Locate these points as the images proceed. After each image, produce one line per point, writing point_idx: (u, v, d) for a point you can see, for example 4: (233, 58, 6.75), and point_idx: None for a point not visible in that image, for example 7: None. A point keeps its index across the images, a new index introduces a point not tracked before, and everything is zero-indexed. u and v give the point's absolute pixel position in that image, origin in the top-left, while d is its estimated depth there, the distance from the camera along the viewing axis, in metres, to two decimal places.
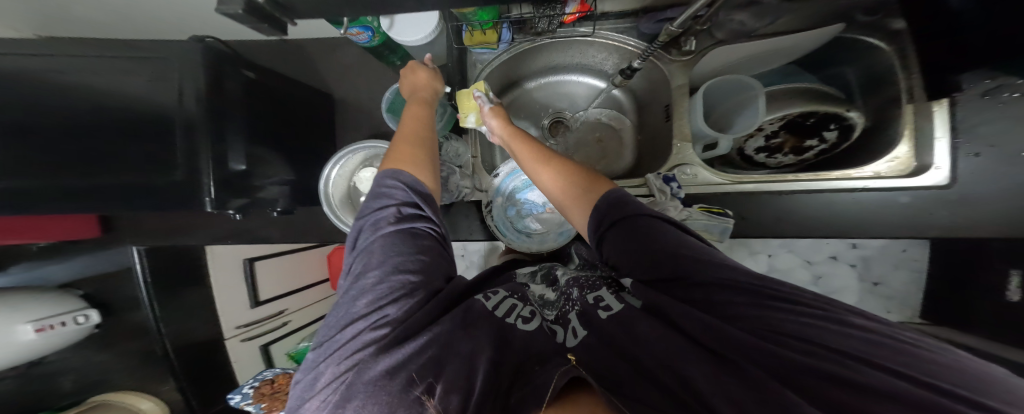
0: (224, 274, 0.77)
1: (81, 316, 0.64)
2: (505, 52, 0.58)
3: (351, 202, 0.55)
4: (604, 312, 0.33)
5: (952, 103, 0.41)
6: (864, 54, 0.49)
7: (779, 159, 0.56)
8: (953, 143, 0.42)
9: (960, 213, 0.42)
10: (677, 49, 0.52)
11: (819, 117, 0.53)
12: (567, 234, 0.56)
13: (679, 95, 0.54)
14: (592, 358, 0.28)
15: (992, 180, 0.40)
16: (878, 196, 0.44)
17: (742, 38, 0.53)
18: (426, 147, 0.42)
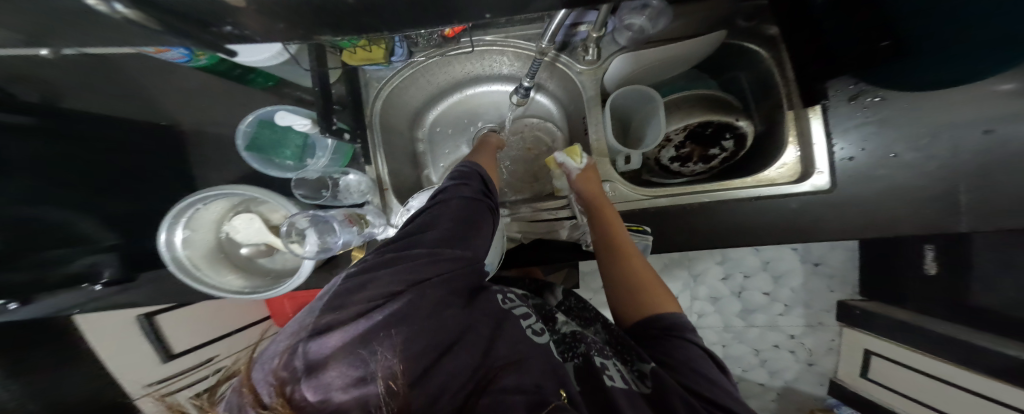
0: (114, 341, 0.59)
1: None
2: (404, 67, 0.52)
3: (229, 254, 0.48)
4: (608, 379, 0.33)
5: (825, 109, 0.43)
6: (750, 61, 0.52)
7: (693, 168, 0.57)
8: (828, 148, 0.43)
9: (846, 215, 0.43)
10: (583, 57, 0.50)
11: (715, 127, 0.55)
12: (489, 267, 0.50)
13: (592, 106, 0.51)
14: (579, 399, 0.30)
15: (866, 183, 0.43)
16: (773, 203, 0.45)
17: (641, 45, 0.50)
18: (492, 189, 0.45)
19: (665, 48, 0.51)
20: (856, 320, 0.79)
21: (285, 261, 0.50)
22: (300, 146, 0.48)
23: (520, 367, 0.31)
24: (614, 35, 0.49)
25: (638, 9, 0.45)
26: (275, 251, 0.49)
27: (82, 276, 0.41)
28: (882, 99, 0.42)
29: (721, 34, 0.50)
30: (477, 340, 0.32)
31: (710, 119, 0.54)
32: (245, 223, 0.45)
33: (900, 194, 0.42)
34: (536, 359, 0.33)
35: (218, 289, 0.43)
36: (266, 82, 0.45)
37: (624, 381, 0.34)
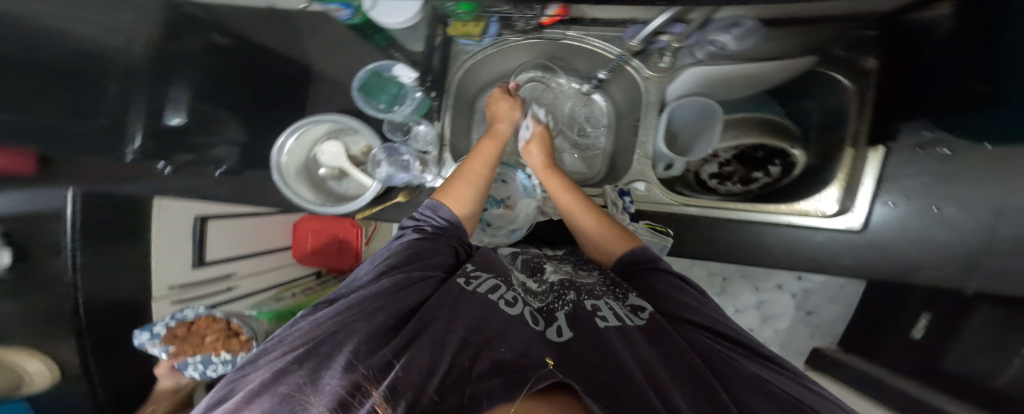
0: (169, 232, 0.60)
1: None
2: (489, 46, 0.60)
3: (308, 173, 0.58)
4: (601, 321, 0.37)
5: (887, 152, 0.46)
6: (832, 91, 0.55)
7: (728, 187, 0.64)
8: (876, 191, 0.47)
9: (862, 255, 0.48)
10: (655, 64, 0.55)
11: (767, 151, 0.65)
12: (518, 232, 0.63)
13: (648, 111, 0.57)
14: (569, 356, 0.32)
15: (898, 230, 0.46)
16: (800, 232, 0.49)
17: (722, 60, 0.54)
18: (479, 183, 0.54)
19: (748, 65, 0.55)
20: (823, 366, 0.77)
21: (348, 188, 0.58)
22: (394, 95, 0.59)
23: (493, 351, 0.31)
24: (694, 48, 0.53)
25: (728, 27, 0.49)
26: (344, 177, 0.58)
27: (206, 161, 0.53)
28: (950, 152, 0.44)
29: (810, 60, 0.55)
30: (441, 322, 0.35)
31: (764, 143, 0.65)
32: (334, 149, 0.57)
33: (915, 251, 0.46)
34: (513, 332, 0.34)
35: (295, 195, 0.52)
36: (381, 41, 0.57)
37: (616, 318, 0.38)
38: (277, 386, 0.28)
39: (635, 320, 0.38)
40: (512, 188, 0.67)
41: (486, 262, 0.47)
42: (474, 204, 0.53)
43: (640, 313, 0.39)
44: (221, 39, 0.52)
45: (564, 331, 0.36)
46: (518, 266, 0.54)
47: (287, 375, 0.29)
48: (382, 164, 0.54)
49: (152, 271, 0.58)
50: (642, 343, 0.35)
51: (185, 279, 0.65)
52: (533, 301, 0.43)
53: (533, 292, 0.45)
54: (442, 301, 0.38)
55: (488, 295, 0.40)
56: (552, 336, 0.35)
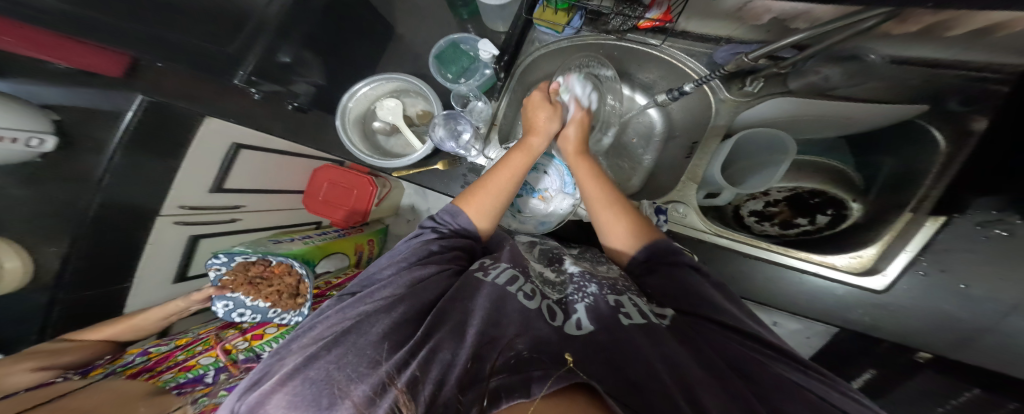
0: (203, 152, 0.63)
1: (34, 140, 0.56)
2: (566, 39, 0.61)
3: (364, 122, 0.68)
4: (624, 318, 0.35)
5: (946, 222, 0.48)
6: (921, 146, 0.53)
7: (765, 227, 0.64)
8: (915, 258, 0.49)
9: (869, 314, 0.51)
10: (738, 87, 0.55)
11: (822, 199, 0.64)
12: (546, 225, 0.67)
13: (712, 136, 0.59)
14: (587, 350, 0.31)
15: (916, 298, 0.50)
16: (822, 282, 0.53)
17: (815, 94, 0.54)
18: (499, 201, 0.50)
19: (829, 103, 0.55)
20: None
21: (393, 145, 0.71)
22: (464, 67, 0.66)
23: (512, 344, 0.30)
24: (791, 77, 0.51)
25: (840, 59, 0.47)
26: (394, 134, 0.70)
27: (291, 95, 0.60)
28: (1008, 234, 0.49)
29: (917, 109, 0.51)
30: (459, 315, 0.35)
31: (825, 190, 0.65)
32: (393, 105, 0.66)
33: (925, 319, 0.50)
34: (528, 328, 0.33)
35: (347, 142, 0.60)
36: (464, 14, 0.67)
37: (641, 315, 0.35)
38: (307, 370, 0.28)
39: (660, 319, 0.36)
40: (551, 180, 0.68)
41: (513, 257, 0.47)
42: (495, 215, 0.51)
43: (666, 315, 0.37)
44: None
45: (583, 325, 0.35)
46: (536, 255, 0.55)
47: (314, 358, 0.29)
48: (439, 127, 0.60)
49: (171, 188, 0.61)
50: (670, 341, 0.33)
51: (197, 201, 0.66)
52: (550, 292, 0.41)
53: (551, 283, 0.44)
54: (464, 297, 0.37)
55: (505, 287, 0.39)
56: (570, 329, 0.34)
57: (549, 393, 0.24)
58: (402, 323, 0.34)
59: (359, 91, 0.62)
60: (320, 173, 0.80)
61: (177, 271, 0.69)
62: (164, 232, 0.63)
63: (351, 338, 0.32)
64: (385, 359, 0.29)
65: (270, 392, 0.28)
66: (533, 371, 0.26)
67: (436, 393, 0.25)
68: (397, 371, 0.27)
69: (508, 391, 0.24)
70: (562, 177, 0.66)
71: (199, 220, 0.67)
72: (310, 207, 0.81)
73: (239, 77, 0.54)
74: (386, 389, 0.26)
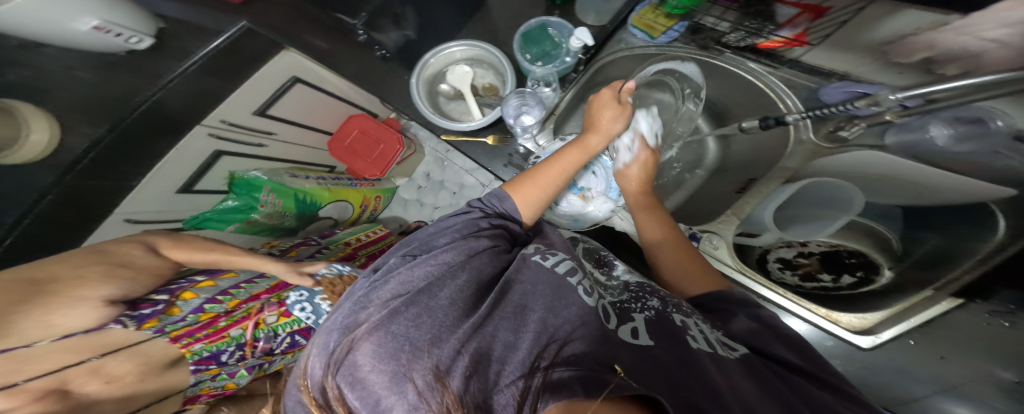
0: (262, 81, 0.55)
1: (138, 38, 0.46)
2: (656, 47, 0.63)
3: (432, 81, 0.71)
4: (692, 341, 0.32)
5: (960, 304, 0.50)
6: (975, 234, 0.50)
7: (788, 275, 0.67)
8: (910, 329, 0.52)
9: (846, 367, 0.57)
10: (827, 132, 0.56)
11: (858, 261, 0.65)
12: (579, 224, 0.73)
13: (773, 178, 0.61)
14: (649, 364, 0.27)
15: (895, 365, 0.54)
16: (814, 330, 0.58)
17: (904, 156, 0.52)
18: (544, 193, 0.51)
19: (908, 164, 0.52)
20: None
21: (450, 109, 0.73)
22: (546, 51, 0.66)
23: (577, 337, 0.28)
24: (890, 132, 0.52)
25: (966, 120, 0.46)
26: (455, 99, 0.72)
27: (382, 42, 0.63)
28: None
29: (1000, 193, 0.46)
30: (514, 301, 0.32)
31: (867, 252, 0.64)
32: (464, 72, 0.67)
33: (897, 386, 0.55)
34: (585, 326, 0.30)
35: (415, 94, 0.64)
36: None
37: (707, 342, 0.32)
38: (376, 323, 0.27)
39: (727, 352, 0.33)
40: (595, 179, 0.68)
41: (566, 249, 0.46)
42: (540, 209, 0.52)
43: (731, 350, 0.33)
44: None
45: (640, 336, 0.32)
46: (585, 256, 0.57)
47: (383, 313, 0.28)
48: (513, 98, 0.64)
49: (219, 102, 0.51)
50: (743, 379, 0.29)
51: (239, 120, 0.55)
52: (607, 295, 0.41)
53: (606, 288, 0.44)
54: (523, 279, 0.35)
55: (565, 276, 0.36)
56: (625, 336, 0.31)
57: (608, 399, 0.20)
58: (462, 293, 0.32)
59: (446, 48, 0.67)
60: (353, 120, 0.78)
61: (189, 182, 0.54)
62: (192, 144, 0.50)
63: (413, 299, 0.30)
64: (448, 327, 0.27)
65: (338, 339, 0.27)
66: (587, 373, 0.22)
67: (502, 374, 0.23)
68: (454, 354, 0.24)
69: (564, 388, 0.21)
70: (608, 180, 0.67)
71: (230, 138, 0.55)
72: (335, 152, 0.79)
73: None
74: (453, 362, 0.24)
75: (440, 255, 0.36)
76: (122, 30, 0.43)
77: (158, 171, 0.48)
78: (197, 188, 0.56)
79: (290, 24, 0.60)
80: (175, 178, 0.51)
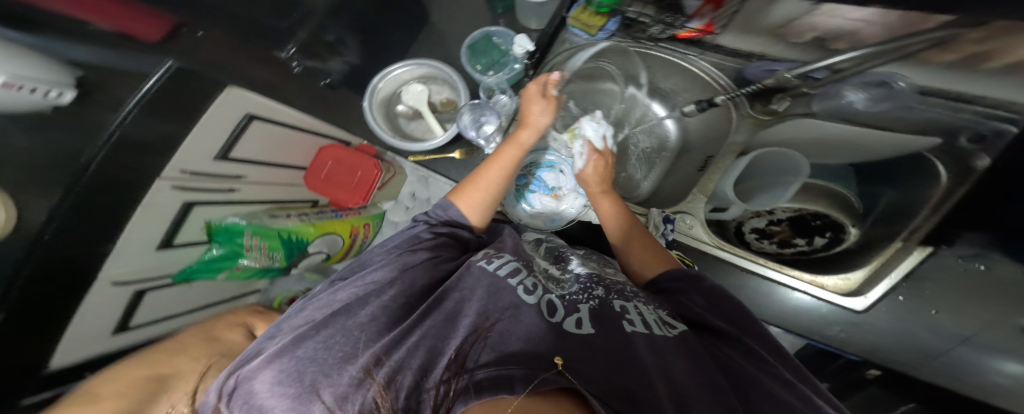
0: (215, 123, 0.47)
1: (54, 91, 0.38)
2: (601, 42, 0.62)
3: (388, 104, 0.69)
4: (627, 325, 0.37)
5: (932, 253, 0.52)
6: (926, 179, 0.55)
7: (764, 244, 0.70)
8: (896, 285, 0.54)
9: (846, 330, 0.56)
10: (764, 105, 0.59)
11: (823, 222, 0.69)
12: (557, 222, 0.71)
13: (726, 153, 0.63)
14: (584, 352, 0.33)
15: (893, 322, 0.55)
16: (807, 299, 0.57)
17: (841, 118, 0.57)
18: (486, 194, 0.53)
19: (857, 127, 0.58)
20: None
21: (412, 129, 0.71)
22: (494, 60, 0.68)
23: (501, 337, 0.33)
24: (815, 100, 0.56)
25: (873, 84, 0.52)
26: (415, 119, 0.71)
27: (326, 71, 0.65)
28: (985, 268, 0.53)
29: (929, 142, 0.54)
30: (450, 305, 0.38)
31: (830, 213, 0.69)
32: (419, 90, 0.68)
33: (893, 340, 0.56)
34: (524, 324, 0.35)
35: (372, 121, 0.63)
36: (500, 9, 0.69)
37: (643, 324, 0.38)
38: (295, 349, 0.32)
39: (665, 331, 0.38)
40: (565, 179, 0.70)
41: (516, 250, 0.49)
42: (486, 211, 0.54)
43: (672, 328, 0.39)
44: None
45: (584, 325, 0.37)
46: (542, 254, 0.59)
47: (304, 338, 0.33)
48: (465, 112, 0.62)
49: (173, 157, 0.45)
50: (670, 353, 0.35)
51: (201, 168, 0.50)
52: (553, 288, 0.44)
53: (556, 281, 0.47)
54: (465, 285, 0.40)
55: (504, 277, 0.41)
56: (570, 328, 0.36)
57: (533, 392, 0.26)
58: (386, 309, 0.37)
59: (393, 71, 0.66)
60: (327, 149, 0.75)
61: (168, 236, 0.51)
62: (159, 198, 0.46)
63: (335, 322, 0.36)
64: (369, 342, 0.33)
65: (261, 367, 0.31)
66: (515, 371, 0.28)
67: (420, 376, 0.29)
68: (378, 360, 0.31)
69: (492, 388, 0.26)
70: (574, 178, 0.68)
71: (198, 188, 0.51)
72: (314, 187, 0.77)
73: None
74: (368, 373, 0.29)
75: (372, 277, 0.42)
76: (37, 85, 0.36)
77: (128, 237, 0.44)
78: (180, 242, 0.54)
79: (231, 56, 0.52)
80: (151, 237, 0.48)
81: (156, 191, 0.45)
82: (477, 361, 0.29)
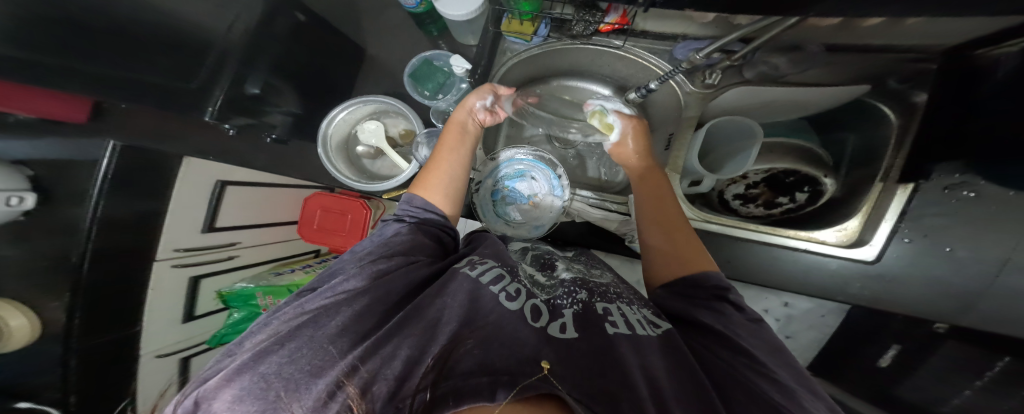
0: (188, 191, 0.67)
1: None
2: (537, 47, 0.62)
3: (346, 147, 0.68)
4: (610, 327, 0.36)
5: (915, 189, 0.52)
6: (873, 122, 0.61)
7: (750, 208, 0.72)
8: (895, 227, 0.53)
9: (870, 286, 0.54)
10: (700, 80, 0.58)
11: (798, 178, 0.71)
12: (541, 229, 0.65)
13: (686, 126, 0.61)
14: (570, 356, 0.31)
15: (914, 265, 0.53)
16: (816, 258, 0.56)
17: (768, 83, 0.58)
18: (446, 180, 0.52)
19: (789, 90, 0.61)
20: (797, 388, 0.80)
21: (379, 167, 0.70)
22: (440, 83, 0.68)
23: (484, 343, 0.29)
24: (743, 68, 0.56)
25: (782, 50, 0.53)
26: (378, 157, 0.69)
27: (266, 127, 0.62)
28: (975, 195, 0.51)
29: (862, 88, 0.59)
30: (435, 306, 0.34)
31: (797, 169, 0.71)
32: (374, 127, 0.65)
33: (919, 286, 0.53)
34: (508, 328, 0.32)
35: (336, 171, 0.61)
36: (434, 31, 0.69)
37: (626, 325, 0.37)
38: (257, 365, 0.27)
39: (649, 330, 0.37)
40: (539, 184, 0.68)
41: (497, 256, 0.46)
42: (451, 196, 0.53)
43: (656, 327, 0.38)
44: (302, 18, 0.61)
45: (568, 329, 0.35)
46: (528, 260, 0.55)
47: (268, 352, 0.28)
48: (422, 146, 0.64)
49: (162, 234, 0.65)
50: (654, 355, 0.33)
51: (191, 243, 0.70)
52: (538, 293, 0.41)
53: (541, 285, 0.44)
54: (447, 292, 0.36)
55: (486, 283, 0.38)
56: (554, 332, 0.34)
57: (514, 400, 0.24)
58: (362, 316, 0.32)
59: (338, 116, 0.63)
60: (313, 199, 0.78)
61: (186, 311, 0.74)
62: (162, 277, 0.67)
63: (303, 332, 0.30)
64: (342, 355, 0.28)
65: (217, 388, 0.26)
66: (499, 377, 0.25)
67: (397, 388, 0.25)
68: (353, 372, 0.26)
69: (471, 395, 0.23)
70: (548, 180, 0.67)
71: (192, 262, 0.71)
72: (308, 238, 0.79)
73: (207, 115, 0.54)
74: (342, 388, 0.25)
75: (342, 283, 0.36)
76: None
77: (148, 307, 0.66)
78: (198, 313, 0.76)
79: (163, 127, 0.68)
80: (170, 309, 0.71)
81: (156, 269, 0.65)
82: (457, 368, 0.26)
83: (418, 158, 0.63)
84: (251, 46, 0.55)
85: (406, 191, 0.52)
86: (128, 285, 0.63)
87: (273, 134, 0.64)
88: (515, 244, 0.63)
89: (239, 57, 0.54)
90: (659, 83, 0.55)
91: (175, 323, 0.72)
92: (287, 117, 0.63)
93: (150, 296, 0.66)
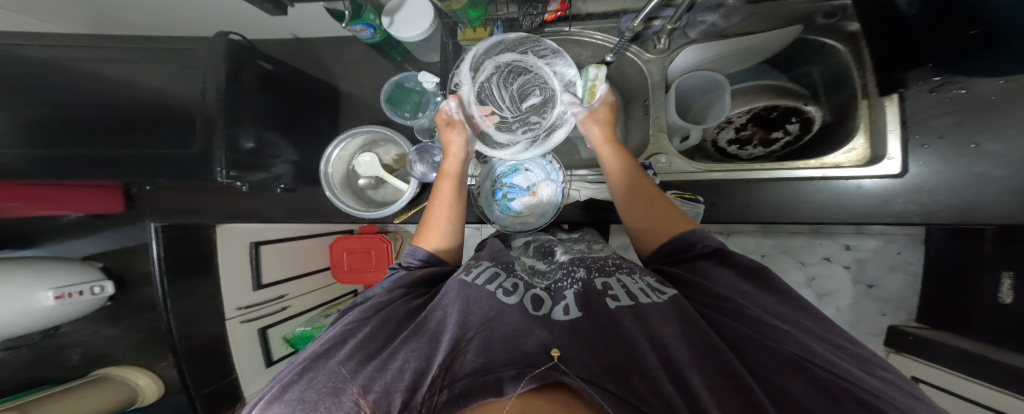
0: (228, 256, 0.76)
1: (97, 286, 0.85)
2: None
3: (350, 184, 0.72)
4: (611, 302, 0.40)
5: (902, 98, 0.52)
6: (826, 54, 0.62)
7: (750, 151, 0.70)
8: (905, 136, 0.52)
9: (914, 203, 0.52)
10: (654, 47, 0.61)
11: (781, 111, 0.70)
12: (547, 216, 0.67)
13: (656, 90, 0.63)
14: (574, 337, 0.35)
15: (944, 167, 0.51)
16: (838, 181, 0.55)
17: (713, 38, 0.61)
18: (450, 227, 0.57)
19: (744, 38, 0.62)
20: (908, 345, 0.75)
21: (384, 194, 0.74)
22: (417, 102, 0.73)
23: (484, 345, 0.34)
24: (686, 29, 0.60)
25: (712, 8, 0.57)
26: (380, 185, 0.73)
27: (275, 179, 0.66)
28: (966, 92, 0.49)
29: (797, 29, 0.60)
30: (441, 313, 0.40)
31: (776, 103, 0.70)
32: (369, 159, 0.69)
33: (970, 190, 0.50)
34: (510, 324, 0.36)
35: (344, 205, 0.65)
36: (397, 56, 0.72)
37: (629, 297, 0.40)
38: (285, 394, 0.33)
39: (655, 297, 0.40)
40: (535, 174, 0.69)
41: (493, 256, 0.50)
42: (454, 242, 0.58)
43: (661, 293, 0.41)
44: (267, 65, 0.60)
45: (571, 310, 0.39)
46: (530, 253, 0.59)
47: (293, 383, 0.34)
48: (417, 163, 0.67)
49: (223, 295, 0.76)
50: (660, 323, 0.37)
51: (249, 300, 0.81)
52: (538, 281, 0.46)
53: (540, 273, 0.49)
54: (445, 301, 0.41)
55: (485, 283, 0.42)
56: (558, 316, 0.38)
57: (524, 392, 0.28)
58: (370, 339, 0.38)
59: (332, 155, 0.67)
60: (337, 244, 0.85)
61: (266, 357, 0.86)
62: (237, 332, 0.80)
63: (318, 363, 0.36)
64: (355, 373, 0.33)
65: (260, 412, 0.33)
66: (505, 372, 0.30)
67: (410, 398, 0.30)
68: (372, 383, 0.32)
69: (481, 392, 0.29)
70: (541, 168, 0.68)
71: (255, 316, 0.83)
72: (343, 279, 0.87)
73: (219, 175, 0.52)
74: (363, 400, 0.30)
75: (354, 317, 0.42)
76: (80, 288, 0.82)
77: (235, 358, 0.79)
78: (276, 357, 0.89)
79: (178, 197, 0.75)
80: (252, 357, 0.83)
81: (229, 327, 0.78)
82: (461, 369, 0.31)
83: (417, 176, 0.66)
84: (231, 104, 0.53)
85: (410, 245, 0.57)
86: (214, 339, 0.77)
87: (282, 184, 0.68)
88: (518, 240, 0.66)
89: (227, 119, 0.52)
90: (615, 54, 0.59)
91: (261, 367, 0.85)
92: (289, 164, 0.67)
93: (234, 348, 0.79)
